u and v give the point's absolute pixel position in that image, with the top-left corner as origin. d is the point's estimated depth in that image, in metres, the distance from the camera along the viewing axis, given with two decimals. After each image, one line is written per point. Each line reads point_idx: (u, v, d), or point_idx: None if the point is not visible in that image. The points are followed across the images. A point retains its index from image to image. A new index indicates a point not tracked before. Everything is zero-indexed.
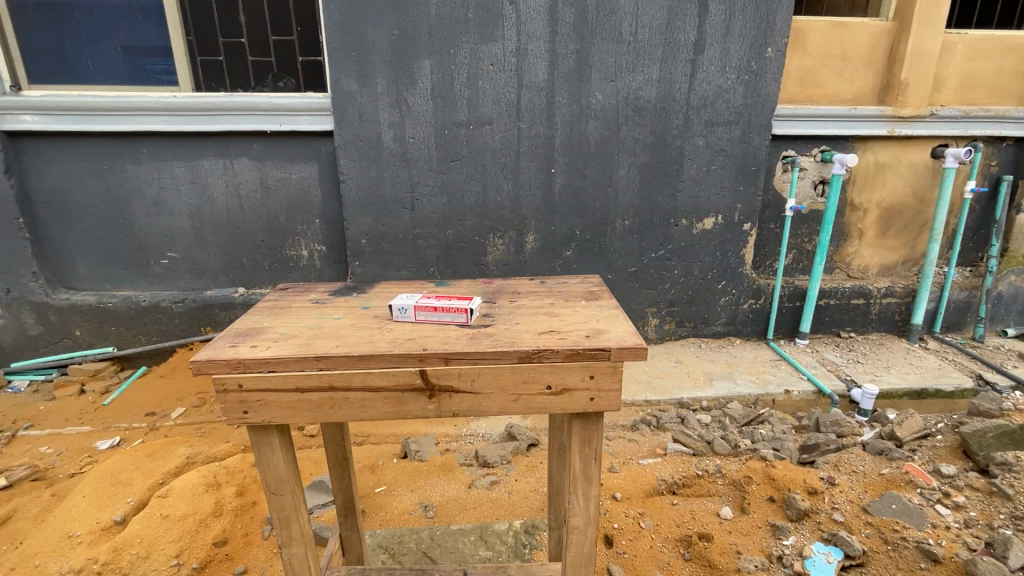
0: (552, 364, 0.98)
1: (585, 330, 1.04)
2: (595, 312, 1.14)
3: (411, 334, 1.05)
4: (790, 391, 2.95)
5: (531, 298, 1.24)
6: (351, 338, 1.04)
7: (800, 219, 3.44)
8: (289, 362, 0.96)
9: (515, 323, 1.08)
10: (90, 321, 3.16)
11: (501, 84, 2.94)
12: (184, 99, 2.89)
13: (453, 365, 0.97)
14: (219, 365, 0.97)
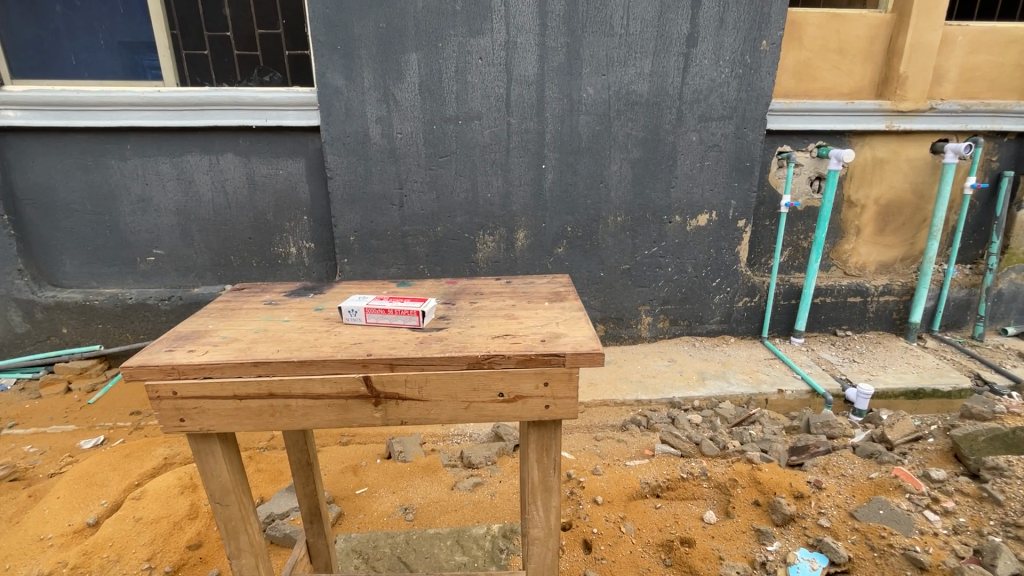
0: (504, 370, 0.95)
1: (542, 334, 1.00)
2: (555, 314, 1.10)
3: (358, 337, 1.03)
4: (783, 390, 2.91)
5: (489, 305, 1.17)
6: (295, 342, 1.01)
7: (796, 216, 3.37)
8: (226, 369, 0.95)
9: (469, 326, 1.04)
10: (77, 319, 3.14)
11: (489, 78, 2.89)
12: (168, 94, 2.84)
13: (398, 371, 0.94)
14: (153, 371, 0.95)
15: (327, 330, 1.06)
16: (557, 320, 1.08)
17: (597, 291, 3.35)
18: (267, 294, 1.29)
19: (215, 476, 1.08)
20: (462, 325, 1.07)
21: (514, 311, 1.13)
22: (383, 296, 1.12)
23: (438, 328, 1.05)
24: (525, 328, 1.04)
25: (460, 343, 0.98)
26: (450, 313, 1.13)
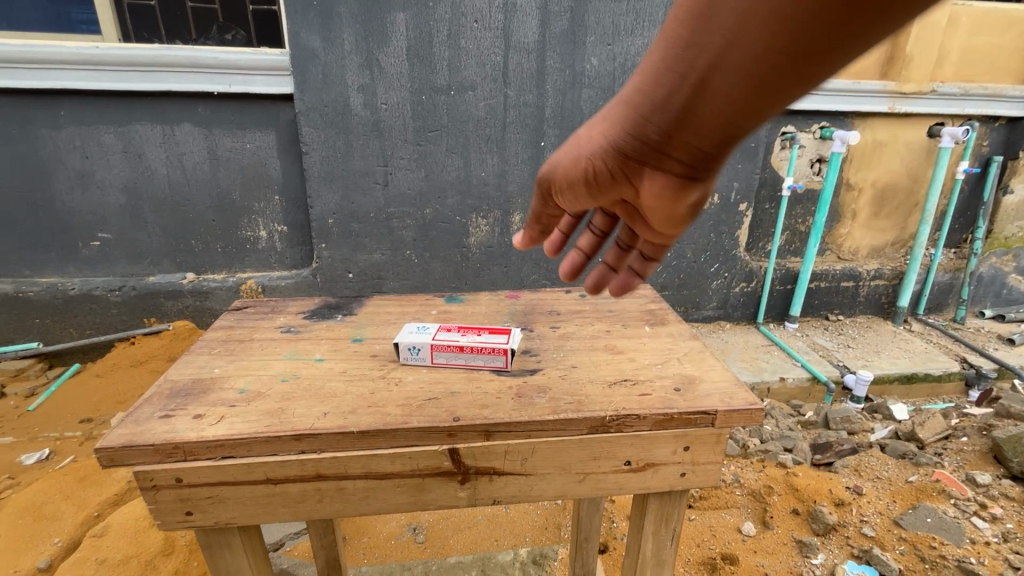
0: (636, 435, 0.90)
1: (673, 381, 0.98)
2: (661, 349, 1.11)
3: (433, 396, 0.93)
4: (784, 377, 2.79)
5: (579, 332, 1.21)
6: (345, 402, 0.92)
7: (795, 199, 3.30)
8: (254, 448, 0.83)
9: (581, 371, 1.02)
10: (9, 313, 2.72)
11: (485, 44, 2.60)
12: (109, 52, 2.41)
13: (496, 440, 0.87)
14: (147, 453, 0.81)
15: (390, 382, 0.98)
16: (681, 357, 1.07)
17: None
18: (282, 317, 1.27)
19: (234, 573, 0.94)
20: (561, 372, 1.03)
21: (616, 343, 1.14)
22: (445, 329, 1.08)
23: (530, 374, 1.02)
24: (637, 374, 1.01)
25: (574, 398, 0.93)
26: (538, 349, 1.12)
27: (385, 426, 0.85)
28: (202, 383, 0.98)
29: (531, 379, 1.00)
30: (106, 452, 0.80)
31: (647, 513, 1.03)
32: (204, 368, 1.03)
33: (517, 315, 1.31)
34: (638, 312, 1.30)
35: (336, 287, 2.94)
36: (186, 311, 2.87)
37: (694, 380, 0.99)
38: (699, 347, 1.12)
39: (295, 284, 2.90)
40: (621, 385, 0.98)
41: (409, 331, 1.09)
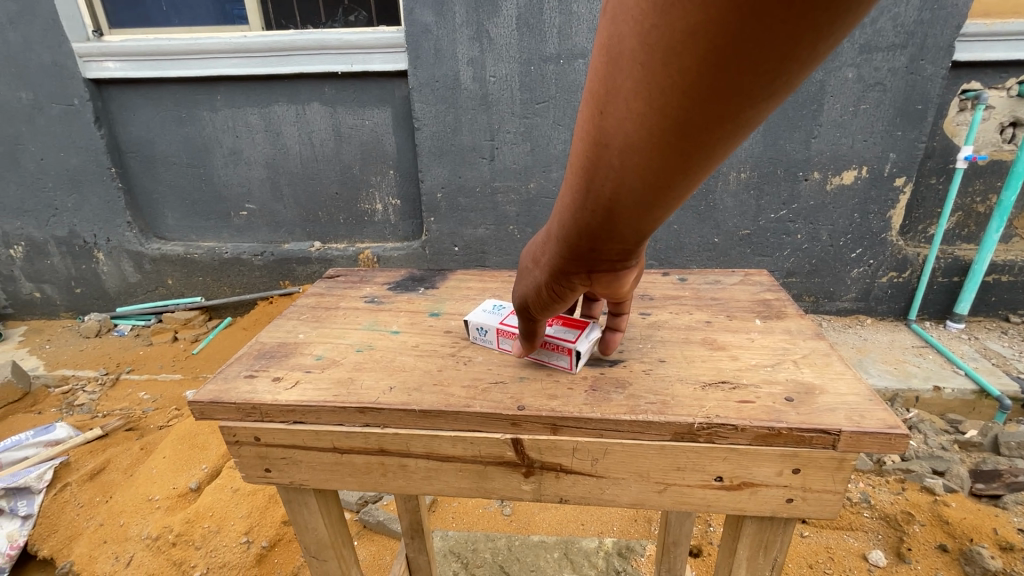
0: (730, 449, 0.79)
1: (786, 390, 0.84)
2: (776, 348, 0.97)
3: (497, 377, 0.91)
4: (941, 387, 2.34)
5: (672, 321, 1.10)
6: (412, 377, 0.92)
7: (974, 172, 2.70)
8: (323, 418, 0.87)
9: (670, 369, 0.91)
10: (180, 271, 3.23)
11: (599, 7, 2.45)
12: (254, 40, 2.69)
13: (563, 436, 0.82)
14: (232, 410, 0.89)
15: (459, 361, 0.98)
16: (796, 361, 0.92)
17: (708, 260, 2.93)
18: (369, 287, 1.32)
19: (310, 528, 1.02)
20: (646, 366, 0.94)
21: (716, 338, 1.02)
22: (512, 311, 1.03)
23: (610, 365, 0.95)
24: (738, 377, 0.88)
25: (658, 398, 0.84)
26: (622, 338, 1.04)
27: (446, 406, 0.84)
28: (285, 347, 1.05)
29: (609, 371, 0.93)
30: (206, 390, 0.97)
31: (743, 536, 0.91)
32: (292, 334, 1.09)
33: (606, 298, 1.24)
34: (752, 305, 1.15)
35: (442, 260, 3.04)
36: (313, 276, 3.17)
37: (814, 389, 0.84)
38: (823, 350, 0.95)
39: (405, 255, 3.05)
40: (714, 386, 0.86)
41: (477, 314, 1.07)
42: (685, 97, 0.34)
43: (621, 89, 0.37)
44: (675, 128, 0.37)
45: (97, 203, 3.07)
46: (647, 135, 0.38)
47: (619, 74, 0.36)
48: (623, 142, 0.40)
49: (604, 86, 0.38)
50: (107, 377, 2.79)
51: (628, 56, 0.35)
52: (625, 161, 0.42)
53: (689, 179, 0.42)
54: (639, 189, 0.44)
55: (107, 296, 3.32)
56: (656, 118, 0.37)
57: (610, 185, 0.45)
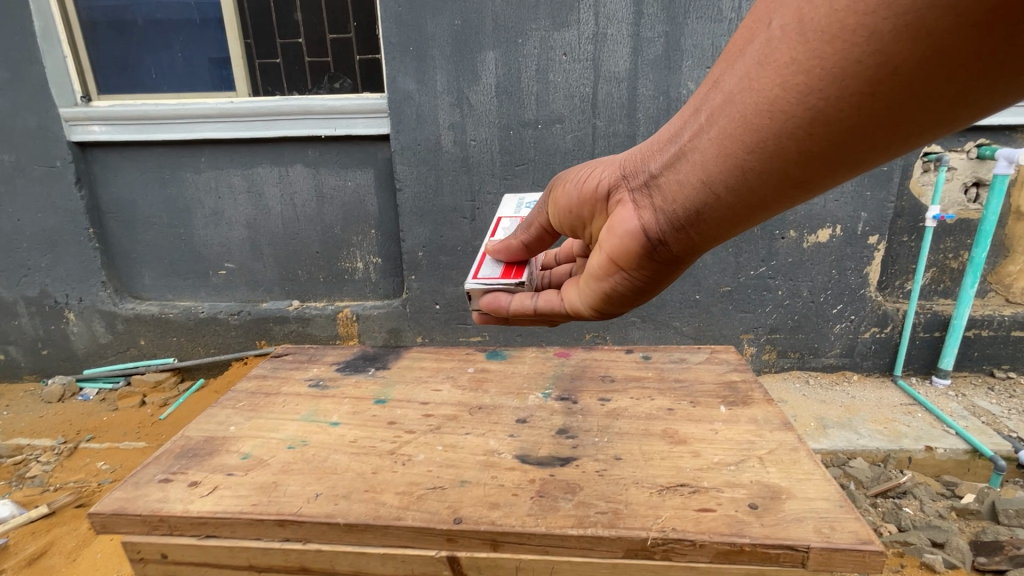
0: (692, 565, 1.00)
1: (743, 499, 1.07)
2: (721, 453, 1.21)
3: (441, 486, 1.13)
4: (932, 447, 2.28)
5: (630, 411, 1.41)
6: (341, 484, 1.15)
7: (943, 230, 2.77)
8: (237, 527, 1.07)
9: (640, 477, 1.14)
10: (153, 331, 3.13)
11: (575, 76, 2.56)
12: (240, 105, 2.75)
13: (499, 550, 1.03)
14: (138, 518, 1.10)
15: None
16: (761, 458, 1.19)
17: (691, 317, 2.91)
18: None
19: None
20: (600, 467, 1.19)
21: (676, 429, 1.31)
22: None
23: (561, 465, 1.20)
24: (698, 481, 1.13)
25: (610, 508, 1.06)
26: (579, 430, 1.33)
27: (434, 520, 1.04)
28: None
29: (557, 475, 1.17)
30: (99, 517, 1.10)
31: None
32: (273, 453, 1.26)
33: (562, 382, 1.58)
34: (714, 387, 1.50)
35: (423, 318, 3.00)
36: (291, 336, 3.10)
37: (779, 493, 1.08)
38: (788, 445, 1.24)
39: (386, 314, 3.01)
40: (670, 491, 1.10)
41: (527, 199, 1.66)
42: (809, 34, 0.64)
43: (777, 23, 0.68)
44: (789, 59, 0.67)
45: (72, 263, 3.02)
46: (770, 58, 0.69)
47: (784, 13, 0.67)
48: (751, 57, 0.71)
49: (771, 13, 0.69)
50: (64, 445, 2.63)
51: (793, 4, 0.66)
52: (743, 76, 0.73)
53: (759, 118, 0.72)
54: (735, 98, 0.74)
55: (74, 358, 3.19)
56: (780, 37, 0.68)
57: (720, 90, 0.77)
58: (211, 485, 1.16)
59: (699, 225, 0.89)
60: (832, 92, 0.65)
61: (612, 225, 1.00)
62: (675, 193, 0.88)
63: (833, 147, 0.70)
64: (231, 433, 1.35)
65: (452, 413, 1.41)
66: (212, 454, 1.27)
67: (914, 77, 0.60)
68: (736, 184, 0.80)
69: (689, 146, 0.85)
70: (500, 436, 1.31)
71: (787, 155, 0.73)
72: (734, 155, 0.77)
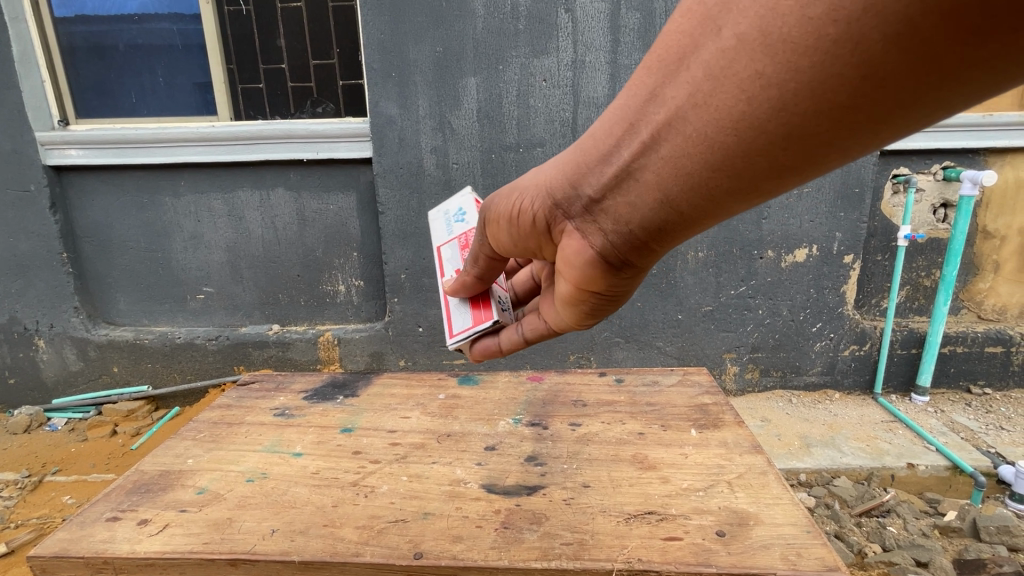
0: None
1: (714, 527, 1.07)
2: (693, 481, 1.21)
3: (403, 518, 1.11)
4: (914, 465, 2.29)
5: (600, 435, 1.41)
6: (297, 518, 1.12)
7: (916, 249, 2.84)
8: (184, 567, 1.02)
9: (608, 506, 1.13)
10: (127, 358, 3.05)
11: (555, 101, 2.61)
12: (222, 130, 2.75)
13: None
14: (77, 560, 1.04)
15: None
16: (730, 482, 1.21)
17: (674, 336, 2.92)
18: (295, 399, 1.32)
19: None
20: (567, 496, 1.18)
21: (646, 454, 1.31)
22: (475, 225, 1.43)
23: (527, 494, 1.18)
24: (666, 508, 1.13)
25: (575, 539, 1.05)
26: (547, 458, 1.32)
27: (394, 555, 1.01)
28: None
29: (524, 505, 1.15)
30: (39, 561, 1.04)
31: None
32: (230, 486, 1.23)
33: (533, 407, 1.57)
34: (686, 411, 1.51)
35: (406, 341, 2.96)
36: (270, 361, 3.04)
37: (747, 519, 1.09)
38: (757, 469, 1.25)
39: (368, 337, 2.97)
40: (638, 520, 1.10)
41: (453, 211, 1.55)
42: (776, 43, 0.56)
43: (729, 31, 0.59)
44: (752, 73, 0.59)
45: (44, 288, 2.94)
46: (727, 70, 0.60)
47: (736, 22, 0.59)
48: (700, 68, 0.63)
49: (717, 18, 0.61)
50: (28, 479, 2.53)
51: (749, 10, 0.57)
52: (694, 91, 0.64)
53: (721, 137, 0.64)
54: (688, 115, 0.66)
55: (43, 387, 3.08)
56: (738, 46, 0.59)
57: (667, 104, 0.68)
58: (161, 523, 1.11)
59: (660, 242, 0.82)
60: (805, 106, 0.57)
61: (568, 255, 0.93)
62: (628, 215, 0.80)
63: (804, 160, 0.64)
64: (189, 466, 1.31)
65: (419, 442, 1.40)
66: (165, 489, 1.22)
67: (903, 88, 0.52)
68: (700, 207, 0.73)
69: (637, 167, 0.76)
70: (467, 465, 1.29)
71: (756, 171, 0.66)
72: (697, 175, 0.69)
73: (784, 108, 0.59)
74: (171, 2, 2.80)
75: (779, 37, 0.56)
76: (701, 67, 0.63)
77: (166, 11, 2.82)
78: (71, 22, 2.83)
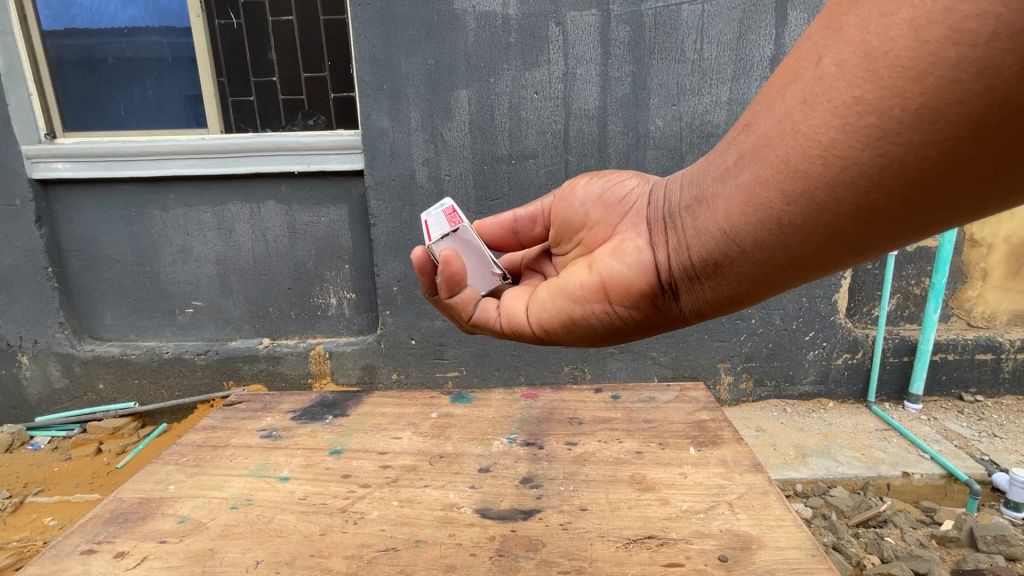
0: None
1: (715, 552, 1.05)
2: (692, 501, 1.20)
3: (393, 547, 1.08)
4: (909, 473, 2.29)
5: (595, 453, 1.39)
6: (287, 548, 1.08)
7: (905, 258, 2.87)
8: None
9: (605, 529, 1.11)
10: (114, 374, 2.98)
11: (547, 113, 2.62)
12: (212, 142, 2.73)
13: None
14: None
15: None
16: (731, 504, 1.19)
17: (668, 347, 2.92)
18: None
19: None
20: (563, 520, 1.16)
21: (644, 475, 1.30)
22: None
23: (523, 519, 1.16)
24: (666, 532, 1.11)
25: (573, 566, 1.03)
26: (542, 480, 1.30)
27: None
28: None
29: (519, 530, 1.12)
30: None
31: None
32: (214, 514, 1.19)
33: (528, 426, 1.55)
34: (683, 428, 1.49)
35: (399, 354, 2.92)
36: (260, 375, 2.99)
37: (750, 543, 1.07)
38: (758, 489, 1.24)
39: (360, 350, 2.93)
40: (637, 545, 1.08)
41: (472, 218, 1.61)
42: (879, 66, 0.60)
43: (829, 60, 0.66)
44: (850, 100, 0.63)
45: (27, 304, 2.89)
46: (821, 96, 0.66)
47: (839, 49, 0.64)
48: (797, 97, 0.70)
49: (819, 49, 0.67)
50: (8, 500, 2.46)
51: (854, 38, 0.62)
52: (785, 116, 0.71)
53: (806, 164, 0.70)
54: (774, 140, 0.73)
55: (27, 404, 3.01)
56: (843, 70, 0.64)
57: (753, 134, 0.77)
58: (139, 556, 1.07)
59: (719, 271, 0.87)
60: (908, 137, 0.60)
61: (621, 263, 1.02)
62: (694, 237, 0.88)
63: (897, 202, 0.66)
64: (171, 493, 1.27)
65: (411, 463, 1.37)
66: (145, 518, 1.19)
67: (1008, 131, 0.55)
68: (770, 237, 0.78)
69: (712, 193, 0.84)
70: (460, 488, 1.27)
71: (843, 210, 0.69)
72: (772, 203, 0.75)
73: (877, 130, 0.62)
74: (161, 15, 2.79)
75: (895, 59, 0.58)
76: (802, 94, 0.69)
77: (157, 24, 2.81)
78: (59, 35, 2.81)
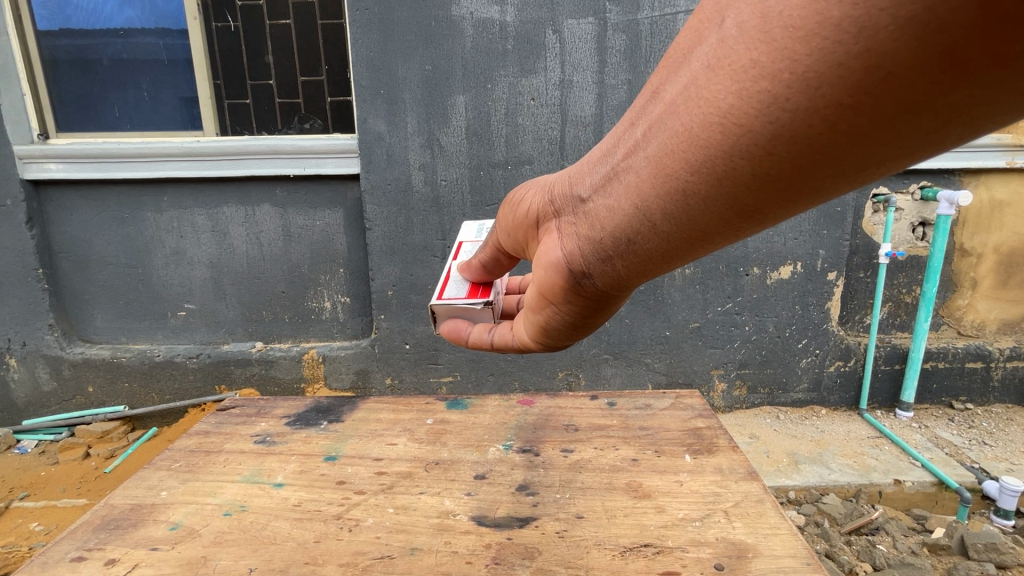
0: None
1: (711, 561, 1.05)
2: (687, 509, 1.20)
3: (388, 555, 1.07)
4: (902, 481, 2.30)
5: (590, 461, 1.40)
6: (281, 555, 1.07)
7: (896, 266, 2.90)
8: None
9: (599, 537, 1.11)
10: (103, 377, 2.95)
11: (543, 119, 2.63)
12: (207, 145, 2.72)
13: None
14: None
15: None
16: (727, 512, 1.19)
17: (662, 353, 2.92)
18: None
19: None
20: (560, 528, 1.15)
21: (640, 482, 1.30)
22: None
23: (519, 527, 1.15)
24: (663, 540, 1.11)
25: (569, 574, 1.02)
26: (539, 487, 1.29)
27: None
28: None
29: (515, 538, 1.12)
30: None
31: None
32: (206, 521, 1.18)
33: (524, 432, 1.55)
34: (679, 435, 1.50)
35: (393, 359, 2.91)
36: (253, 379, 2.97)
37: (745, 551, 1.07)
38: (753, 497, 1.24)
39: (355, 354, 2.91)
40: (633, 553, 1.07)
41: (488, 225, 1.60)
42: (777, 28, 0.51)
43: (732, 21, 0.55)
44: (748, 63, 0.54)
45: (17, 305, 2.86)
46: (722, 61, 0.56)
47: (741, 9, 0.55)
48: (695, 63, 0.59)
49: (723, 10, 0.57)
50: None
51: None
52: (687, 83, 0.61)
53: (704, 135, 0.60)
54: (675, 111, 0.63)
55: (15, 408, 2.97)
56: (742, 33, 0.54)
57: (659, 103, 0.66)
58: (130, 564, 1.06)
59: (629, 253, 0.80)
60: (797, 103, 0.51)
61: (540, 255, 0.95)
62: (604, 220, 0.79)
63: (792, 172, 0.57)
64: (163, 499, 1.26)
65: (406, 470, 1.36)
66: (135, 525, 1.17)
67: (908, 89, 0.46)
68: (675, 211, 0.69)
69: (623, 166, 0.74)
70: (456, 496, 1.26)
71: (741, 179, 0.60)
72: (675, 176, 0.66)
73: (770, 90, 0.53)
74: (158, 17, 2.79)
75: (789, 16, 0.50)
76: (699, 61, 0.59)
77: (153, 26, 2.80)
78: (54, 36, 2.80)
